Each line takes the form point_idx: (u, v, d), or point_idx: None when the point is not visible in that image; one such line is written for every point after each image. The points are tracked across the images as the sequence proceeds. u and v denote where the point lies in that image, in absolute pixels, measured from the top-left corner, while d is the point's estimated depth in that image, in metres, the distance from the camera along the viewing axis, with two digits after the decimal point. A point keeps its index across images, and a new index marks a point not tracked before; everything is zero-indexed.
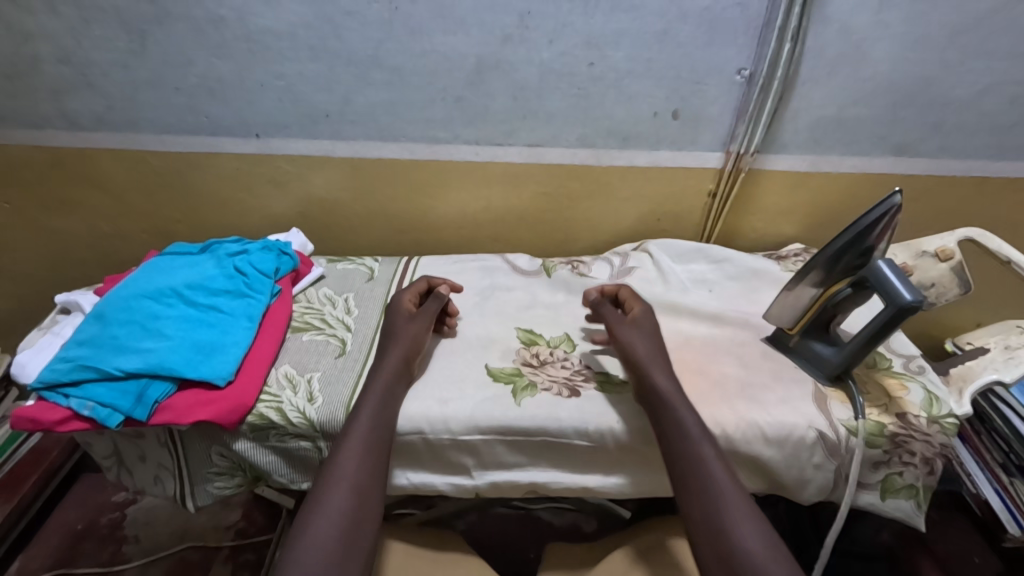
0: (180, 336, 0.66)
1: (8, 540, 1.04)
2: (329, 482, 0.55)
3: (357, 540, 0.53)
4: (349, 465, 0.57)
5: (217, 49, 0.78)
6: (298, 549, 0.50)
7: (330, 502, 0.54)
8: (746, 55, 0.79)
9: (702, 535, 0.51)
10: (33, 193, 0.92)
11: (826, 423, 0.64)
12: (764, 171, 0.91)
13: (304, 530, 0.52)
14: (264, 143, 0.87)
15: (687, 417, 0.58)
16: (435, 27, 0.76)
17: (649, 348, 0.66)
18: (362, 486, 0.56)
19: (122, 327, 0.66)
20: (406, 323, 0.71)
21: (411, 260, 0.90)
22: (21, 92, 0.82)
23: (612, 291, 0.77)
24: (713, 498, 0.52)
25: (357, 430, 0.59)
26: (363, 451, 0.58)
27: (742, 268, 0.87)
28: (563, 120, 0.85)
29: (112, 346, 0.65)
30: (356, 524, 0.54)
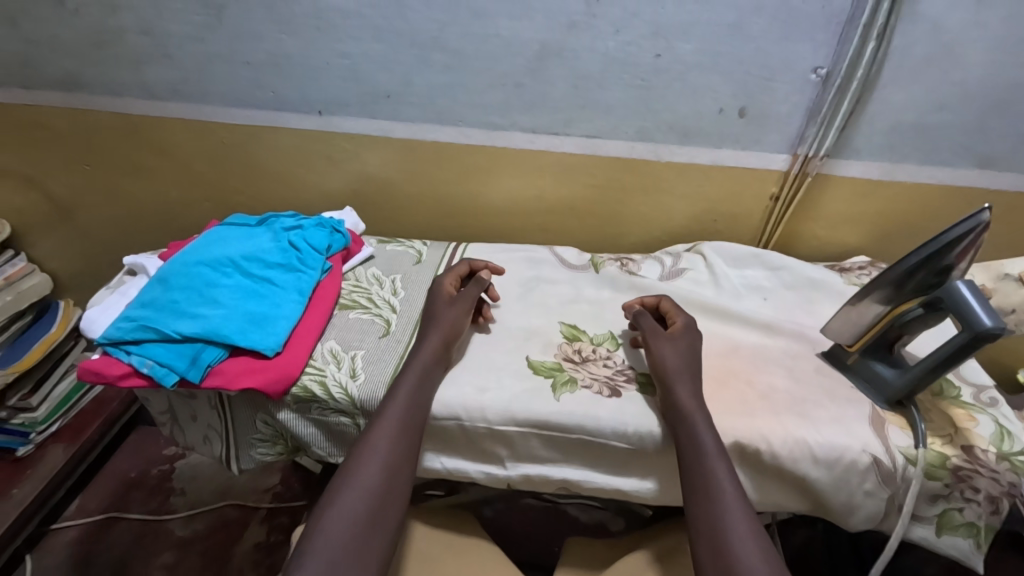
0: (235, 305, 0.69)
1: (70, 481, 1.12)
2: (364, 455, 0.56)
3: (384, 515, 0.54)
4: (384, 441, 0.57)
5: (286, 26, 0.80)
6: (330, 516, 0.52)
7: (365, 475, 0.55)
8: (825, 53, 0.74)
9: (706, 550, 0.51)
10: (109, 157, 0.97)
11: (881, 447, 0.60)
12: (832, 177, 0.86)
13: (335, 499, 0.53)
14: (325, 121, 0.88)
15: (707, 441, 0.56)
16: (500, 12, 0.75)
17: (680, 361, 0.64)
18: (394, 463, 0.56)
19: (183, 292, 0.69)
20: (447, 309, 0.70)
21: (459, 246, 0.90)
22: (104, 60, 0.86)
23: (652, 304, 0.75)
24: (721, 517, 0.52)
25: (392, 409, 0.60)
26: (399, 428, 0.59)
27: (799, 277, 0.83)
28: (622, 112, 0.82)
29: (173, 309, 0.67)
30: (385, 499, 0.55)
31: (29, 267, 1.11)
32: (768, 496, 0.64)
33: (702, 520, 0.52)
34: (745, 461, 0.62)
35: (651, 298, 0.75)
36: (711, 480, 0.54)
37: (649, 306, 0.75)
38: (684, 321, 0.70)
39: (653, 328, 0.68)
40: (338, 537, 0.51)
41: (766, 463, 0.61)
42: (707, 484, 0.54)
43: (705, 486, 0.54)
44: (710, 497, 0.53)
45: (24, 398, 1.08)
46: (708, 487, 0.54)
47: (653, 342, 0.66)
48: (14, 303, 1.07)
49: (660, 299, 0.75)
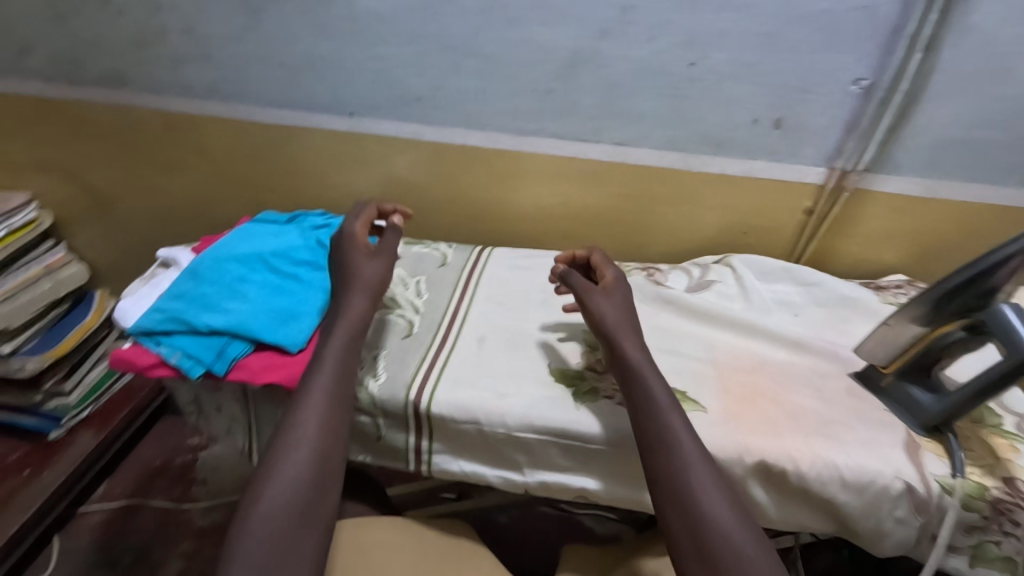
0: (264, 301, 0.69)
1: (99, 466, 1.16)
2: (292, 439, 0.54)
3: (321, 499, 0.52)
4: (314, 420, 0.55)
5: (321, 28, 0.81)
6: (260, 509, 0.49)
7: (296, 461, 0.52)
8: (867, 65, 0.72)
9: (674, 513, 0.50)
10: (148, 153, 1.00)
11: (915, 474, 0.58)
12: (871, 193, 0.83)
13: (265, 488, 0.51)
14: (355, 122, 0.89)
15: (687, 442, 0.53)
16: (533, 17, 0.75)
17: (618, 316, 0.63)
18: (327, 443, 0.55)
19: (213, 285, 0.70)
20: (365, 264, 0.68)
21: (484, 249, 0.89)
22: (146, 58, 0.89)
23: (584, 258, 0.74)
24: (686, 476, 0.51)
25: (320, 384, 0.58)
26: (327, 407, 0.56)
27: (830, 294, 0.80)
28: (653, 121, 0.81)
29: (202, 303, 0.68)
30: (321, 484, 0.53)
31: (69, 257, 1.15)
32: (793, 518, 0.62)
33: (667, 489, 0.51)
34: (770, 481, 0.60)
35: (581, 251, 0.75)
36: (672, 443, 0.53)
37: (581, 260, 0.75)
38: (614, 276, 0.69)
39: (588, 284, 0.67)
40: (269, 528, 0.49)
41: (792, 484, 0.59)
42: (669, 451, 0.52)
43: (674, 489, 0.51)
44: (681, 499, 0.50)
45: (58, 382, 1.12)
46: (670, 453, 0.52)
47: (589, 298, 0.65)
48: (53, 291, 1.11)
49: (590, 252, 0.74)
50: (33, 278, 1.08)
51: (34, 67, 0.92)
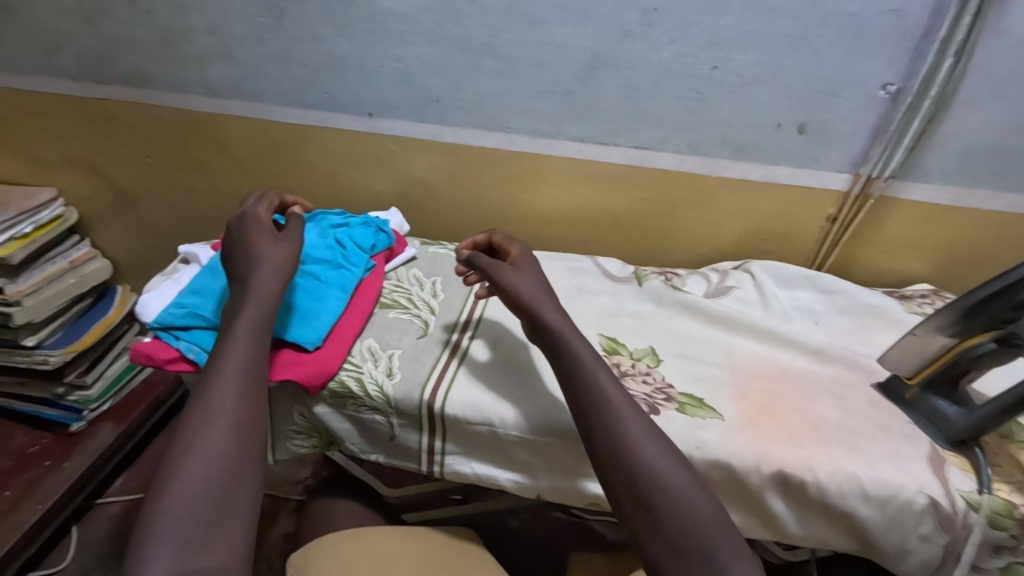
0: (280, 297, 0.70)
1: (104, 471, 1.16)
2: (205, 416, 0.51)
3: (242, 476, 0.50)
4: (229, 396, 0.53)
5: (344, 29, 0.81)
6: (173, 491, 0.47)
7: (214, 437, 0.50)
8: (895, 69, 0.71)
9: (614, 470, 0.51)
10: (171, 150, 1.01)
11: (940, 490, 0.56)
12: (897, 201, 0.82)
13: (182, 467, 0.48)
14: (375, 122, 0.90)
15: (625, 406, 0.53)
16: (554, 19, 0.75)
17: (530, 285, 0.63)
18: (245, 418, 0.52)
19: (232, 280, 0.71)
20: (271, 247, 0.64)
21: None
22: (171, 57, 0.90)
23: (486, 241, 0.75)
24: (620, 433, 0.52)
25: (231, 362, 0.55)
26: (242, 382, 0.54)
27: (856, 302, 0.79)
28: (674, 124, 0.80)
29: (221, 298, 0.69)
30: (242, 457, 0.50)
31: (93, 252, 1.17)
32: (810, 531, 0.60)
33: (604, 449, 0.52)
34: (789, 493, 0.59)
35: (483, 236, 0.75)
36: (605, 404, 0.53)
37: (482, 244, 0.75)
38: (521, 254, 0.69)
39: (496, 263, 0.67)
40: (186, 508, 0.46)
41: (811, 496, 0.58)
42: (603, 413, 0.53)
43: (618, 464, 0.51)
44: (627, 474, 0.50)
45: (80, 375, 1.15)
46: (605, 415, 0.53)
47: (502, 271, 0.64)
48: (76, 286, 1.13)
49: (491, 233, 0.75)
50: (59, 272, 1.10)
51: (63, 65, 0.94)
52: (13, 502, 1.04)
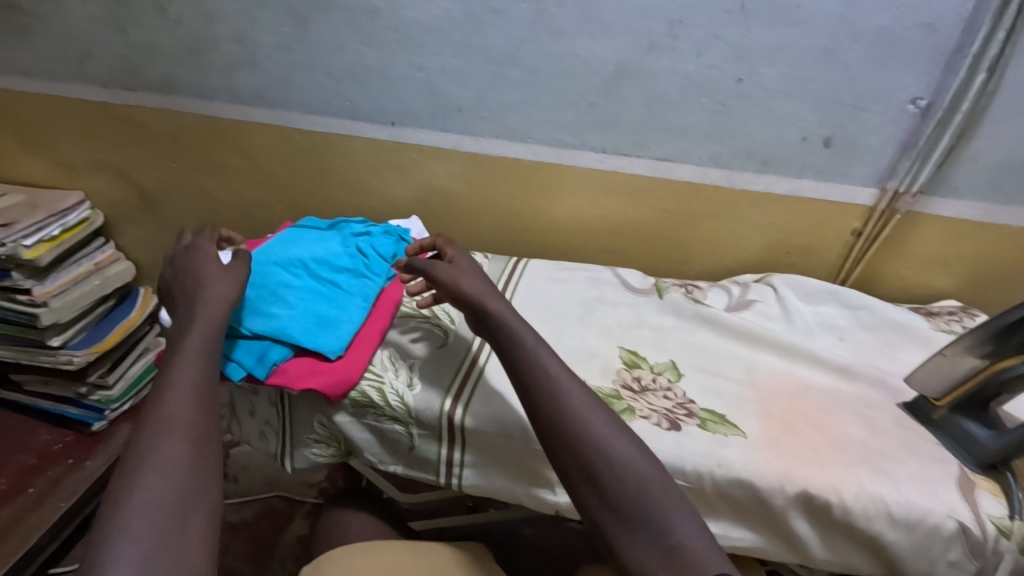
0: (305, 306, 0.71)
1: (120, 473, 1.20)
2: (159, 431, 0.51)
3: (201, 488, 0.49)
4: (182, 409, 0.53)
5: (369, 39, 0.82)
6: (133, 503, 0.45)
7: (171, 449, 0.50)
8: (926, 84, 0.70)
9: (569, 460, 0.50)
10: (194, 156, 1.03)
11: (970, 515, 0.55)
12: (925, 216, 0.81)
13: (138, 481, 0.47)
14: (398, 131, 0.90)
15: (579, 402, 0.52)
16: (580, 31, 0.75)
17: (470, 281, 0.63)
18: (201, 430, 0.52)
19: (256, 288, 0.71)
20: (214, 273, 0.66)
21: (507, 287, 0.82)
22: (199, 65, 0.91)
23: (429, 245, 0.73)
24: (572, 421, 0.51)
25: (181, 378, 0.55)
26: (195, 396, 0.54)
27: (881, 319, 0.78)
28: (697, 137, 0.80)
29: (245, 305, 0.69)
30: (201, 468, 0.50)
31: (117, 254, 1.19)
32: (834, 554, 0.59)
33: (558, 441, 0.51)
34: (812, 513, 0.58)
35: (426, 239, 0.73)
36: (556, 393, 0.53)
37: (426, 247, 0.73)
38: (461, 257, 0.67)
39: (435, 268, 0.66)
40: (148, 518, 0.45)
41: (835, 517, 0.57)
42: (553, 404, 0.52)
43: (573, 452, 0.50)
44: (580, 462, 0.50)
45: (102, 375, 1.17)
46: (555, 405, 0.52)
47: (438, 271, 0.64)
48: (102, 288, 1.15)
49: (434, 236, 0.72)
50: (84, 274, 1.12)
51: (93, 73, 0.96)
52: (36, 500, 1.07)
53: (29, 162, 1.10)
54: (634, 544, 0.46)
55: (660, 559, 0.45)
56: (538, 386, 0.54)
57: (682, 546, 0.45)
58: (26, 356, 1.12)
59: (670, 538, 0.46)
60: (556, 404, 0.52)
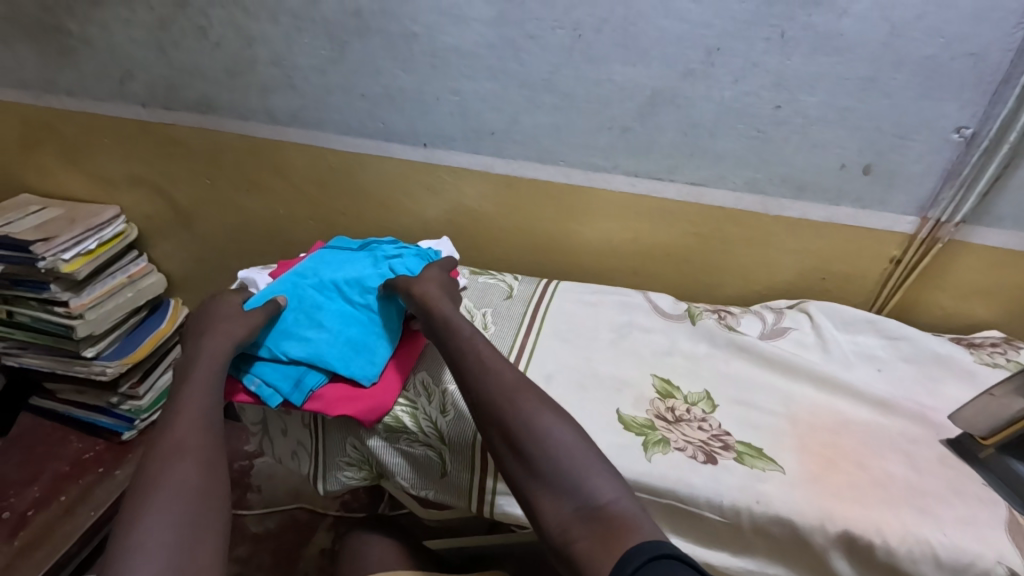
0: (339, 331, 0.70)
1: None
2: (168, 456, 0.54)
3: (209, 508, 0.52)
4: (190, 437, 0.56)
5: (405, 63, 0.83)
6: (145, 524, 0.48)
7: (181, 474, 0.53)
8: (971, 113, 0.69)
9: (506, 449, 0.57)
10: (228, 173, 1.04)
11: (1020, 561, 0.54)
12: (966, 245, 0.79)
13: (148, 502, 0.50)
14: (430, 153, 0.91)
15: (541, 415, 0.57)
16: (616, 57, 0.75)
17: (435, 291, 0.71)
18: (209, 456, 0.56)
19: (291, 311, 0.72)
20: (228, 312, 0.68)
21: (520, 360, 0.74)
22: (236, 87, 0.93)
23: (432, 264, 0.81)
24: (511, 416, 0.57)
25: (191, 408, 0.59)
26: (202, 425, 0.58)
27: (921, 351, 0.76)
28: (732, 162, 0.79)
29: (281, 329, 0.70)
30: (208, 491, 0.53)
31: (149, 267, 1.21)
32: None
33: (500, 435, 0.57)
34: (852, 553, 0.57)
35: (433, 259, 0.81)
36: (497, 392, 0.59)
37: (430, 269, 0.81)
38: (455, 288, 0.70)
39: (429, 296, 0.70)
40: (159, 536, 0.48)
41: (879, 559, 0.56)
42: (492, 402, 0.59)
43: (508, 440, 0.56)
44: (516, 449, 0.56)
45: (133, 386, 1.19)
46: (494, 403, 0.58)
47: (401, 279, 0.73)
48: (134, 299, 1.17)
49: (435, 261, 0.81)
50: (118, 286, 1.14)
51: (134, 92, 0.98)
52: (68, 507, 1.09)
53: (70, 177, 1.13)
54: (558, 506, 0.53)
55: (582, 520, 0.51)
56: (478, 388, 0.60)
57: (606, 506, 0.51)
58: (60, 365, 1.14)
59: (595, 500, 0.51)
60: (495, 400, 0.59)
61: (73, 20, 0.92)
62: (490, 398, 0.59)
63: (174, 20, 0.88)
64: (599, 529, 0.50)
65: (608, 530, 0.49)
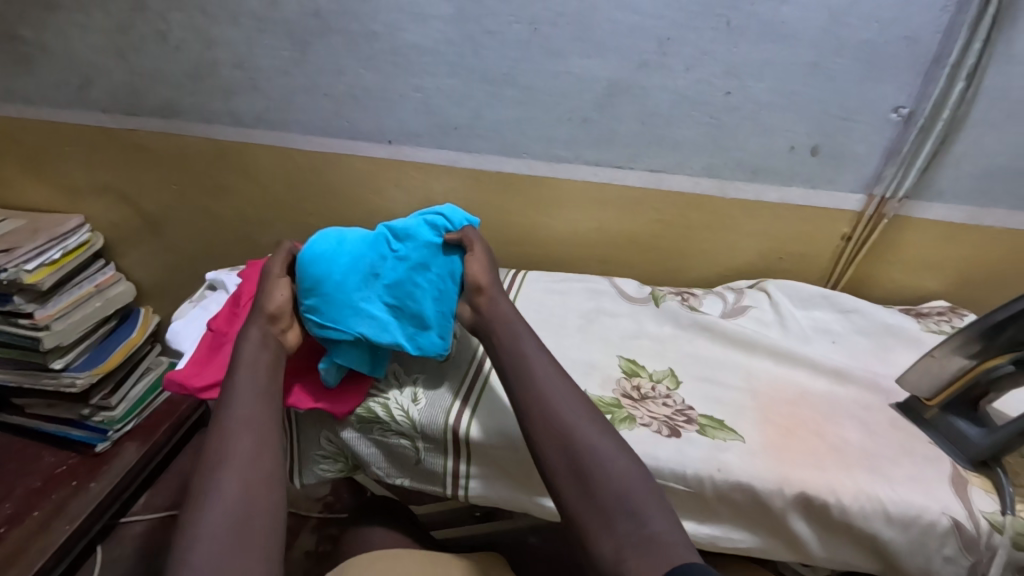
0: (410, 307, 0.69)
1: (127, 492, 1.20)
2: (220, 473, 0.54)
3: (256, 528, 0.52)
4: (243, 449, 0.56)
5: (367, 61, 0.84)
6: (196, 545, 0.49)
7: (232, 479, 0.54)
8: (908, 93, 0.72)
9: (562, 470, 0.55)
10: (196, 177, 1.04)
11: (963, 511, 0.57)
12: (911, 219, 0.83)
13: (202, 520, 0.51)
14: (395, 149, 0.92)
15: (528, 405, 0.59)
16: (573, 49, 0.77)
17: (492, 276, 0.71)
18: (259, 469, 0.56)
19: (354, 293, 0.67)
20: None
21: (511, 290, 0.86)
22: (200, 90, 0.93)
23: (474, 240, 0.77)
24: (570, 438, 0.56)
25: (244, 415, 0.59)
26: (256, 435, 0.58)
27: (873, 322, 0.80)
28: (689, 149, 0.82)
29: (351, 314, 0.67)
30: (256, 512, 0.53)
31: (117, 276, 1.19)
32: (836, 553, 0.61)
33: (556, 455, 0.56)
34: (809, 513, 0.60)
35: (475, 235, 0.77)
36: (552, 414, 0.58)
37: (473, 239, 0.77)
38: (490, 282, 0.70)
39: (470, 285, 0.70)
40: (208, 559, 0.48)
41: (834, 517, 0.59)
42: (547, 425, 0.57)
43: (566, 464, 0.55)
44: (574, 471, 0.54)
45: (104, 397, 1.17)
46: (548, 426, 0.57)
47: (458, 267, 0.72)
48: (102, 310, 1.15)
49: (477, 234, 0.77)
50: (85, 296, 1.12)
51: (94, 99, 0.97)
52: (42, 522, 1.07)
53: (32, 187, 1.11)
54: (611, 533, 0.51)
55: (633, 545, 0.49)
56: (533, 409, 0.59)
57: (658, 535, 0.50)
58: (28, 378, 1.12)
59: (646, 526, 0.50)
60: (550, 423, 0.57)
61: (28, 28, 0.91)
62: (545, 419, 0.58)
63: (133, 25, 0.88)
64: (649, 555, 0.48)
65: (657, 554, 0.48)
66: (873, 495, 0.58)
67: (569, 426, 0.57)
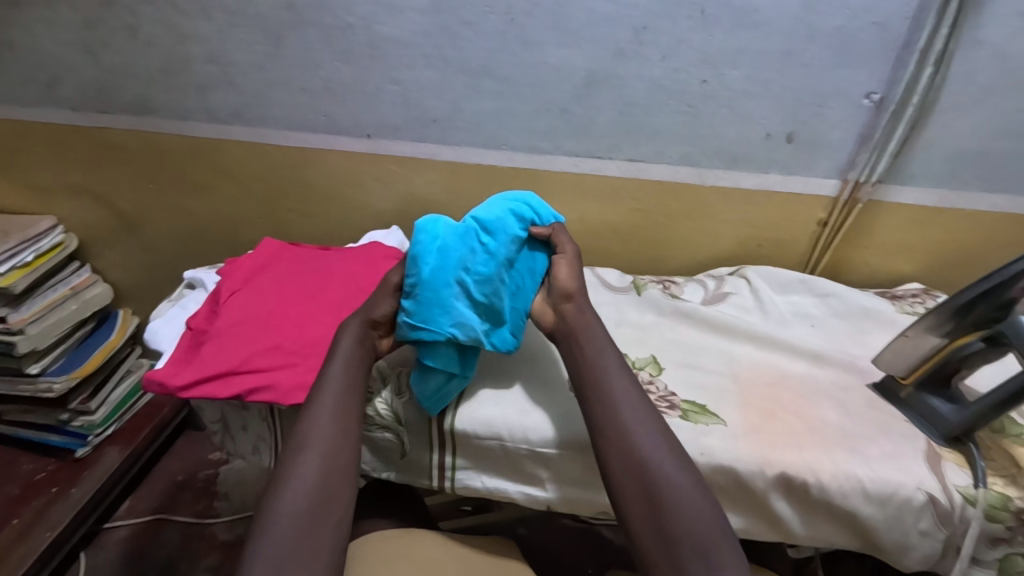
0: (496, 304, 0.66)
1: (110, 496, 1.18)
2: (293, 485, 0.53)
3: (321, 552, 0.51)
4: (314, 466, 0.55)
5: (343, 54, 0.83)
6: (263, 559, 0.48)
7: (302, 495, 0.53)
8: (879, 79, 0.74)
9: (634, 498, 0.53)
10: (172, 175, 1.02)
11: (937, 486, 0.59)
12: (884, 204, 0.85)
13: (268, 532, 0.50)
14: (374, 143, 0.92)
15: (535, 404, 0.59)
16: (550, 39, 0.77)
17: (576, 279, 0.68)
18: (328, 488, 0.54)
19: (442, 291, 0.64)
20: None
21: None
22: (173, 86, 0.91)
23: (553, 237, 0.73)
24: (647, 466, 0.54)
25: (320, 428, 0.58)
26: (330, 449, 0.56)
27: (850, 305, 0.81)
28: (667, 137, 0.83)
29: (440, 313, 0.64)
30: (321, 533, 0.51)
31: (94, 277, 1.17)
32: (817, 531, 0.62)
33: (628, 482, 0.54)
34: (790, 493, 0.61)
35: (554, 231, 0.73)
36: (628, 439, 0.56)
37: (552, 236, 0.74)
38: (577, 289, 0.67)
39: (555, 284, 0.67)
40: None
41: (813, 496, 0.60)
42: (624, 451, 0.55)
43: (640, 492, 0.53)
44: (647, 502, 0.52)
45: (83, 401, 1.15)
46: (625, 452, 0.55)
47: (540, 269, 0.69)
48: (78, 313, 1.13)
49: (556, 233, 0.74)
50: (60, 299, 1.10)
51: (63, 96, 0.95)
52: (23, 530, 1.05)
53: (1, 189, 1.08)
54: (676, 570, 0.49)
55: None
56: (610, 433, 0.57)
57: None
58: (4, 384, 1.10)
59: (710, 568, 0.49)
60: (626, 450, 0.55)
61: None
62: (621, 445, 0.56)
63: (102, 19, 0.86)
64: None
65: None
66: (853, 473, 0.60)
67: (644, 452, 0.55)
